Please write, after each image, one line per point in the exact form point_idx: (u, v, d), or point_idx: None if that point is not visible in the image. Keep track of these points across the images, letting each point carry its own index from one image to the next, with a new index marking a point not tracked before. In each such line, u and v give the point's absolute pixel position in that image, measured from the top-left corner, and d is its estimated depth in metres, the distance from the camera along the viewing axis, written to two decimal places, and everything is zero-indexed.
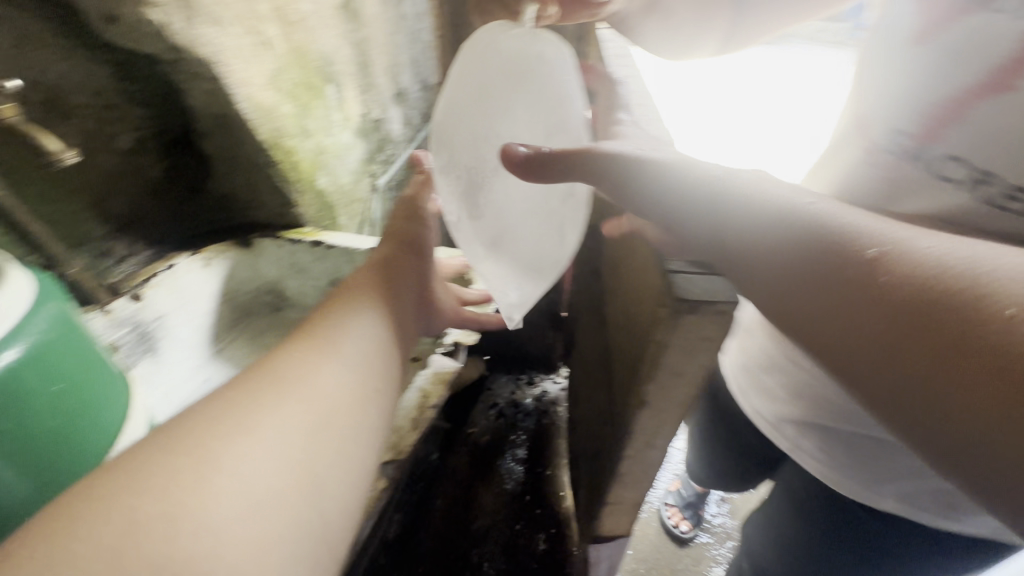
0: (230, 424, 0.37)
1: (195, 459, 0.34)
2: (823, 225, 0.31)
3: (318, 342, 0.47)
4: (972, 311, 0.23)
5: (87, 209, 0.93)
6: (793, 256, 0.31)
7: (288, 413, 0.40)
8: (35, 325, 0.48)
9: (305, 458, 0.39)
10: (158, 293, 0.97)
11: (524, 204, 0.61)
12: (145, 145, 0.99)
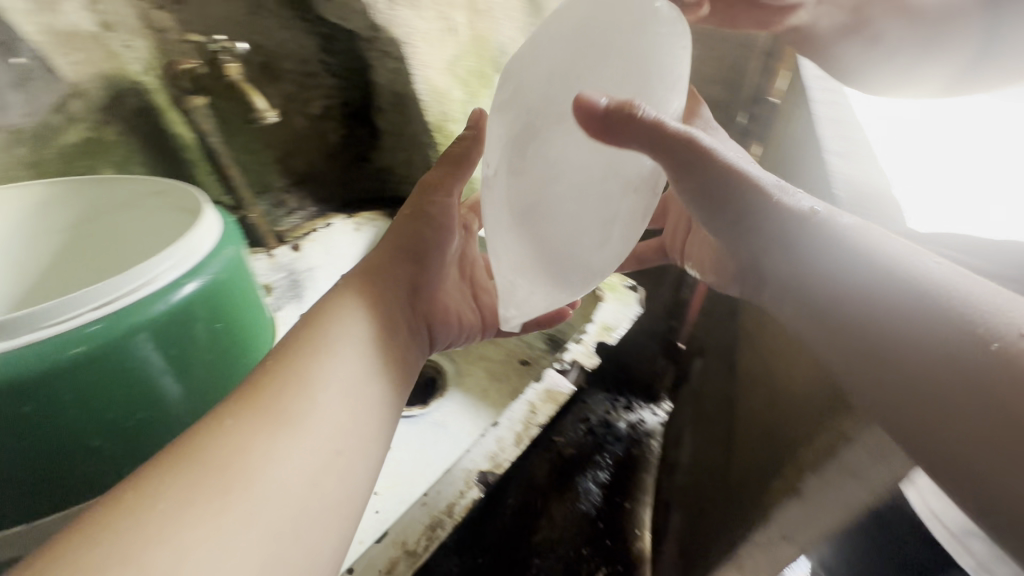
0: (181, 480, 0.33)
1: (138, 529, 0.30)
2: (906, 284, 0.32)
3: (295, 359, 0.42)
4: (976, 348, 0.29)
5: (273, 160, 1.04)
6: (903, 322, 0.32)
7: (250, 449, 0.35)
8: (210, 267, 0.52)
9: (280, 498, 0.34)
10: (313, 247, 1.06)
11: (570, 187, 0.45)
12: (331, 112, 1.08)
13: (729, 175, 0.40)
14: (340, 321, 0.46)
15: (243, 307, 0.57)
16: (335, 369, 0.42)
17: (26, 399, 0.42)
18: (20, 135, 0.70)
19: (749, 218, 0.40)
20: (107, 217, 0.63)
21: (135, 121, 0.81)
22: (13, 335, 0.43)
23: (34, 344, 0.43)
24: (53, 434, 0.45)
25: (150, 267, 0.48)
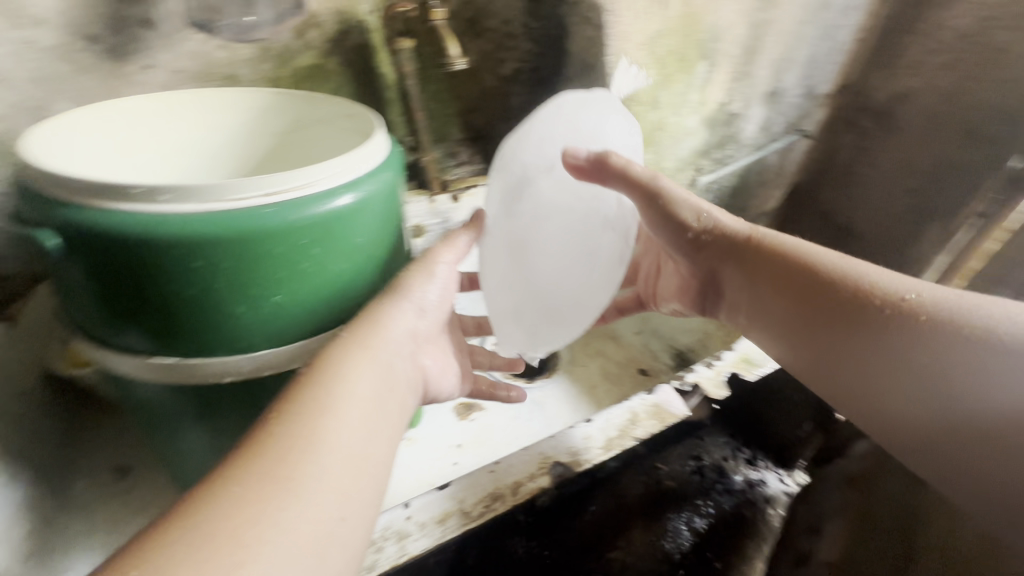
0: (233, 483, 0.37)
1: (205, 526, 0.35)
2: (887, 306, 0.58)
3: (325, 369, 0.47)
4: (914, 313, 0.57)
5: (456, 113, 1.10)
6: (887, 335, 0.58)
7: (292, 446, 0.40)
8: (369, 180, 0.52)
9: (324, 489, 0.39)
10: (470, 202, 1.11)
11: (555, 246, 0.68)
12: (519, 75, 1.11)
13: (755, 248, 0.69)
14: (364, 338, 0.51)
15: (373, 238, 0.54)
16: (362, 378, 0.48)
17: (196, 259, 0.44)
18: (268, 53, 0.84)
19: (742, 261, 0.70)
20: (306, 129, 0.71)
21: (353, 56, 0.91)
22: (198, 200, 0.44)
23: (213, 212, 0.44)
24: (209, 302, 0.46)
25: (320, 168, 0.48)
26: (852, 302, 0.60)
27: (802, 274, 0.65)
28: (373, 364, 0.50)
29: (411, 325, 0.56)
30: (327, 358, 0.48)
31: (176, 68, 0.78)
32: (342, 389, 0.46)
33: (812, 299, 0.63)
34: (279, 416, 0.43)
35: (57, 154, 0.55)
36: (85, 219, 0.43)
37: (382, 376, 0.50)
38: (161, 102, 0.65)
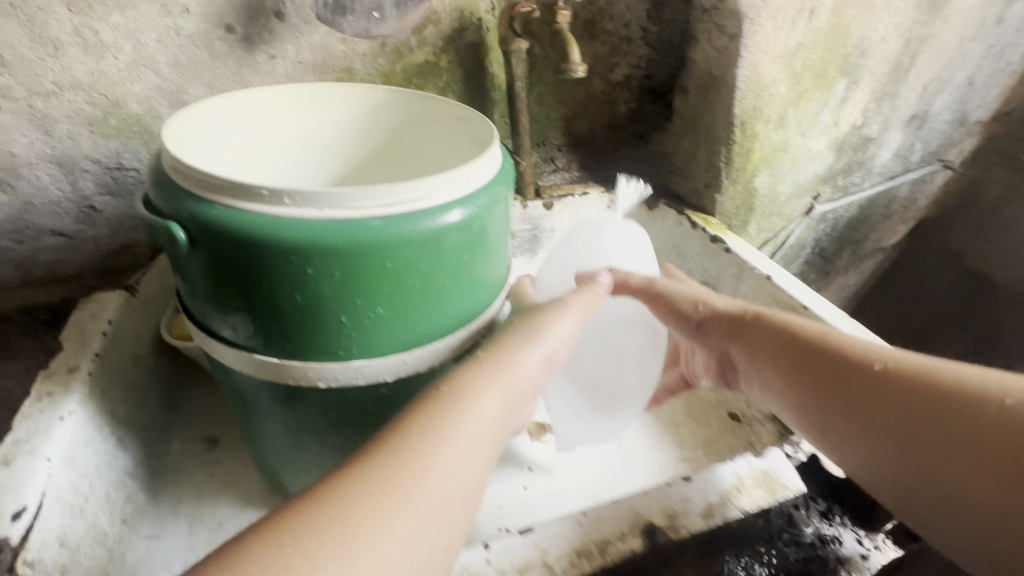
0: (323, 508, 0.36)
1: (290, 548, 0.34)
2: (857, 368, 0.52)
3: (438, 399, 0.44)
4: (889, 374, 0.50)
5: (558, 117, 1.06)
6: (876, 404, 0.50)
7: (394, 479, 0.38)
8: (480, 196, 0.50)
9: (411, 531, 0.37)
10: (563, 211, 1.07)
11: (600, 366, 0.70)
12: (630, 82, 1.05)
13: (757, 322, 0.62)
14: (492, 370, 0.48)
15: (476, 260, 0.51)
16: (480, 412, 0.45)
17: (307, 265, 0.43)
18: (385, 47, 0.83)
19: (741, 336, 0.63)
20: (415, 128, 0.70)
21: (465, 54, 0.89)
22: (317, 206, 0.43)
23: (330, 218, 0.43)
24: (314, 308, 0.45)
25: (436, 181, 0.47)
26: (870, 378, 0.51)
27: (808, 348, 0.57)
28: (491, 400, 0.46)
29: (539, 361, 0.52)
30: (449, 389, 0.46)
31: (299, 59, 0.79)
32: (456, 423, 0.43)
33: (822, 378, 0.54)
34: (388, 442, 0.41)
35: (184, 146, 0.55)
36: (210, 217, 0.43)
37: (496, 414, 0.46)
38: (283, 95, 0.64)
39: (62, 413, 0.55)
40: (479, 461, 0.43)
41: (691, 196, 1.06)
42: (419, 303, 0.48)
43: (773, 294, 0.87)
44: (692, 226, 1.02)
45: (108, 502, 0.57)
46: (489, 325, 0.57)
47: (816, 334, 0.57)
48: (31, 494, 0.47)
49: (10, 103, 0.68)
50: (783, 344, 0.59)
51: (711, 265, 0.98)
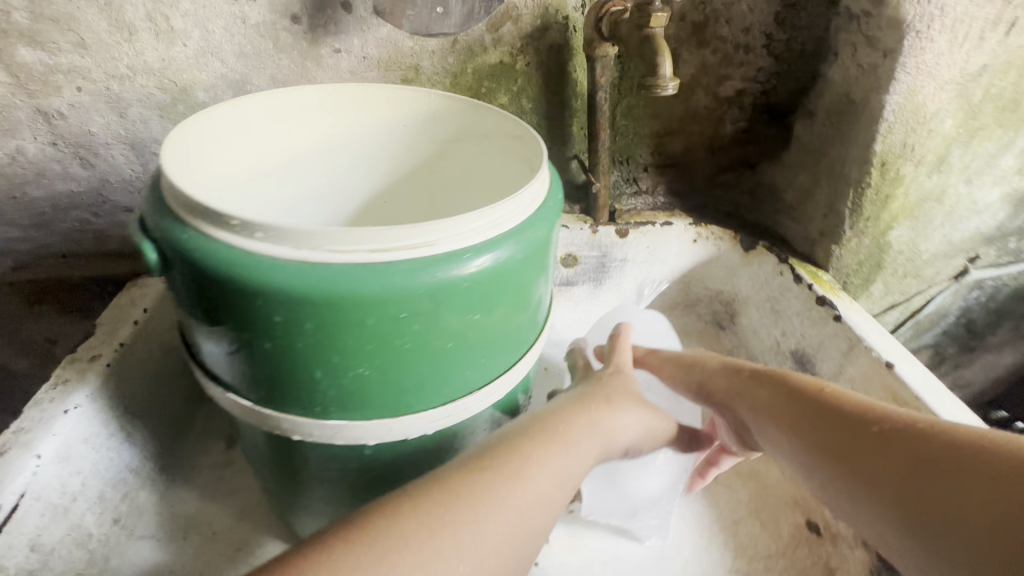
0: (462, 496, 0.45)
1: (436, 518, 0.43)
2: (860, 423, 0.50)
3: (553, 434, 0.52)
4: (890, 426, 0.48)
5: (649, 134, 0.92)
6: (874, 457, 0.47)
7: (512, 489, 0.47)
8: (505, 243, 0.41)
9: (519, 538, 0.45)
10: (638, 240, 0.93)
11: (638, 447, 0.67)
12: (743, 98, 0.88)
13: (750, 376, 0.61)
14: (582, 415, 0.56)
15: (483, 316, 0.42)
16: (570, 451, 0.52)
17: (276, 312, 0.38)
18: (456, 45, 0.76)
19: (746, 395, 0.60)
20: (467, 141, 0.61)
21: (546, 57, 0.79)
22: (294, 245, 0.37)
23: (305, 263, 0.37)
24: (285, 358, 0.40)
25: (443, 224, 0.39)
26: (847, 420, 0.51)
27: (794, 397, 0.56)
28: (589, 447, 0.54)
29: (628, 426, 0.59)
30: (558, 425, 0.54)
31: (363, 54, 0.74)
32: (561, 456, 0.51)
33: (808, 426, 0.53)
34: (511, 455, 0.49)
35: (199, 143, 0.51)
36: (183, 241, 0.39)
37: (586, 441, 0.54)
38: (327, 94, 0.58)
39: (68, 405, 0.54)
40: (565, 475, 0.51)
41: (800, 243, 0.88)
42: (403, 360, 0.40)
43: (894, 392, 0.67)
44: (795, 280, 0.84)
45: (100, 501, 0.56)
46: (505, 389, 0.48)
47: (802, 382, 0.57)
48: (9, 494, 0.47)
49: (89, 84, 0.70)
50: (783, 403, 0.56)
51: (813, 332, 0.80)
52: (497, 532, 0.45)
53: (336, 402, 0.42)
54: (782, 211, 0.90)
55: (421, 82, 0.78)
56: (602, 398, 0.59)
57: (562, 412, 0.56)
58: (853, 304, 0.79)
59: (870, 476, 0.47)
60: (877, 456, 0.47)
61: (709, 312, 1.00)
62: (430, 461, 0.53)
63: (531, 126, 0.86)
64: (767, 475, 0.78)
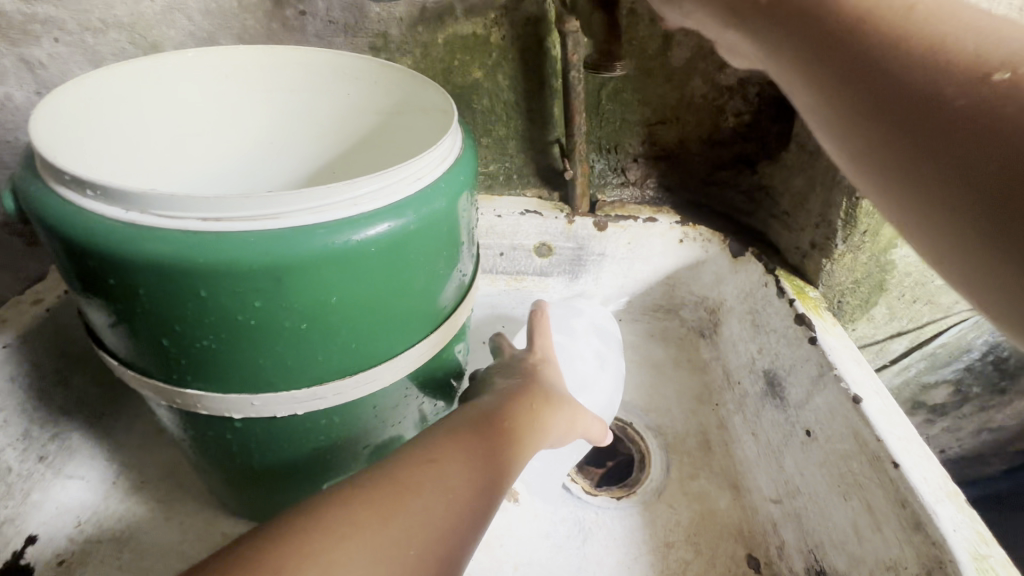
0: (411, 491, 0.41)
1: (382, 515, 0.39)
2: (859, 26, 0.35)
3: (493, 426, 0.50)
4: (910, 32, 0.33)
5: (638, 121, 0.85)
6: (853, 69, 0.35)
7: (463, 480, 0.44)
8: (364, 224, 0.39)
9: (467, 526, 0.42)
10: (619, 234, 0.86)
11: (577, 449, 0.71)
12: (746, 87, 0.79)
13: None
14: (515, 399, 0.54)
15: (346, 295, 0.40)
16: (506, 434, 0.50)
17: (110, 275, 0.36)
18: (426, 13, 0.73)
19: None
20: (408, 115, 0.54)
21: (522, 30, 0.75)
22: (126, 207, 0.36)
23: (134, 227, 0.35)
24: (131, 322, 0.39)
25: (289, 198, 0.37)
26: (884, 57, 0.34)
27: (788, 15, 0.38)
28: (529, 448, 0.52)
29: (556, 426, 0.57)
30: (503, 419, 0.51)
31: (330, 18, 0.72)
32: (507, 453, 0.49)
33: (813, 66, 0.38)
34: (461, 448, 0.46)
35: (107, 99, 0.48)
36: (32, 194, 0.38)
37: (521, 423, 0.52)
38: (261, 55, 0.53)
39: None
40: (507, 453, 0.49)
41: (790, 253, 0.80)
42: (253, 334, 0.39)
43: (857, 431, 0.59)
44: (778, 294, 0.75)
45: (21, 439, 0.59)
46: (381, 377, 0.46)
47: None
48: None
49: (66, 36, 0.70)
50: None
51: (786, 352, 0.72)
52: (441, 512, 0.41)
53: (192, 371, 0.41)
54: (776, 216, 0.83)
55: (389, 51, 0.75)
56: (541, 397, 0.57)
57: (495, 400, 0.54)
58: (836, 326, 0.71)
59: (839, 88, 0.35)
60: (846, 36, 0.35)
61: (693, 319, 0.91)
62: (318, 450, 0.50)
63: (507, 105, 0.81)
64: (716, 500, 0.72)
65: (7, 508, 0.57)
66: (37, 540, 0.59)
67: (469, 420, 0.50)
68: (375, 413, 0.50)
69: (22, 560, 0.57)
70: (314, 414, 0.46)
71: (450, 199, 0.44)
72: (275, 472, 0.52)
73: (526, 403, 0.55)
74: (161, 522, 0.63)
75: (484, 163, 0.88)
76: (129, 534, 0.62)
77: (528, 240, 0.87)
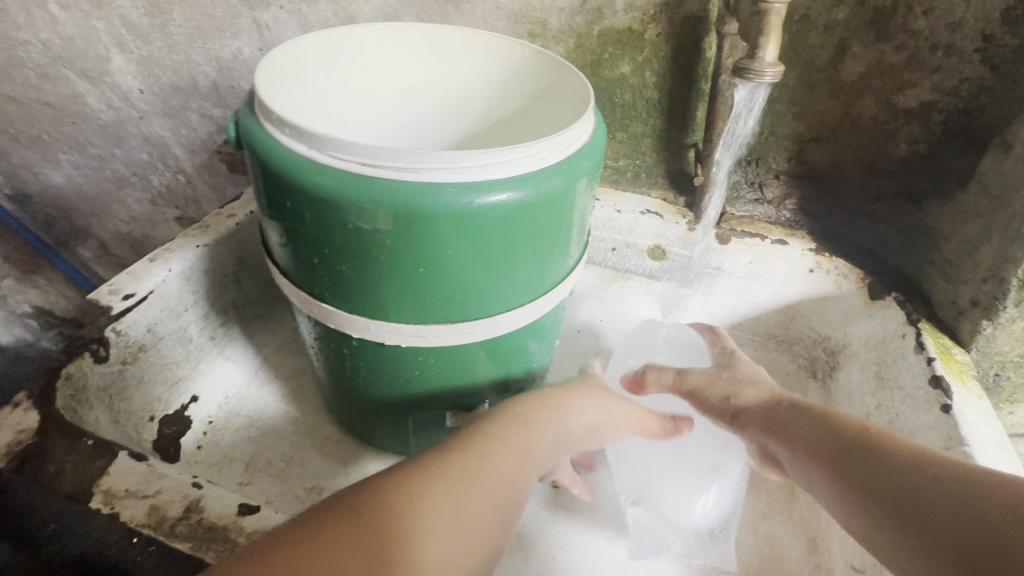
0: (432, 492, 0.39)
1: (404, 518, 0.37)
2: (844, 440, 0.48)
3: (520, 417, 0.49)
4: (905, 462, 0.43)
5: (789, 136, 0.79)
6: (799, 455, 0.51)
7: (481, 468, 0.43)
8: (489, 190, 0.43)
9: (495, 525, 0.42)
10: (741, 252, 0.81)
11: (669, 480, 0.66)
12: (929, 113, 0.70)
13: (788, 412, 0.56)
14: (550, 400, 0.53)
15: (458, 250, 0.45)
16: (535, 438, 0.48)
17: (288, 197, 0.45)
18: (586, 4, 0.75)
19: (773, 429, 0.55)
20: (549, 99, 0.57)
21: (679, 28, 0.75)
22: (307, 145, 0.44)
23: (312, 162, 0.44)
24: (294, 239, 0.48)
25: (430, 157, 0.42)
26: (882, 461, 0.44)
27: (839, 439, 0.49)
28: (554, 429, 0.51)
29: (591, 418, 0.56)
30: (522, 406, 0.50)
31: (497, 4, 0.78)
32: (526, 440, 0.48)
33: (825, 449, 0.49)
34: (489, 447, 0.45)
35: (310, 55, 0.56)
36: (248, 127, 0.48)
37: (551, 421, 0.51)
38: (436, 33, 0.60)
39: (198, 244, 0.72)
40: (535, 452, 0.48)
41: (943, 308, 0.71)
42: (376, 268, 0.46)
43: None
44: (916, 349, 0.67)
45: (203, 318, 0.75)
46: (475, 331, 0.51)
47: (849, 421, 0.51)
48: (143, 287, 0.66)
49: (288, 3, 0.85)
50: (824, 432, 0.51)
51: (909, 415, 0.64)
52: (479, 513, 0.40)
53: (328, 289, 0.50)
54: (934, 262, 0.73)
55: (546, 38, 0.79)
56: (577, 395, 0.56)
57: (525, 399, 0.52)
58: (982, 400, 0.62)
59: (871, 461, 0.45)
60: (857, 440, 0.47)
61: (807, 356, 0.83)
62: (412, 386, 0.57)
63: (649, 103, 0.81)
64: (787, 548, 0.68)
65: (184, 368, 0.73)
66: (198, 400, 0.74)
67: (499, 417, 0.48)
68: (464, 365, 0.56)
69: (186, 412, 0.73)
70: (413, 350, 0.53)
71: (569, 181, 0.47)
72: (374, 394, 0.60)
73: (553, 399, 0.53)
74: (282, 412, 0.77)
75: (614, 157, 0.88)
76: (258, 414, 0.76)
77: (643, 240, 0.84)
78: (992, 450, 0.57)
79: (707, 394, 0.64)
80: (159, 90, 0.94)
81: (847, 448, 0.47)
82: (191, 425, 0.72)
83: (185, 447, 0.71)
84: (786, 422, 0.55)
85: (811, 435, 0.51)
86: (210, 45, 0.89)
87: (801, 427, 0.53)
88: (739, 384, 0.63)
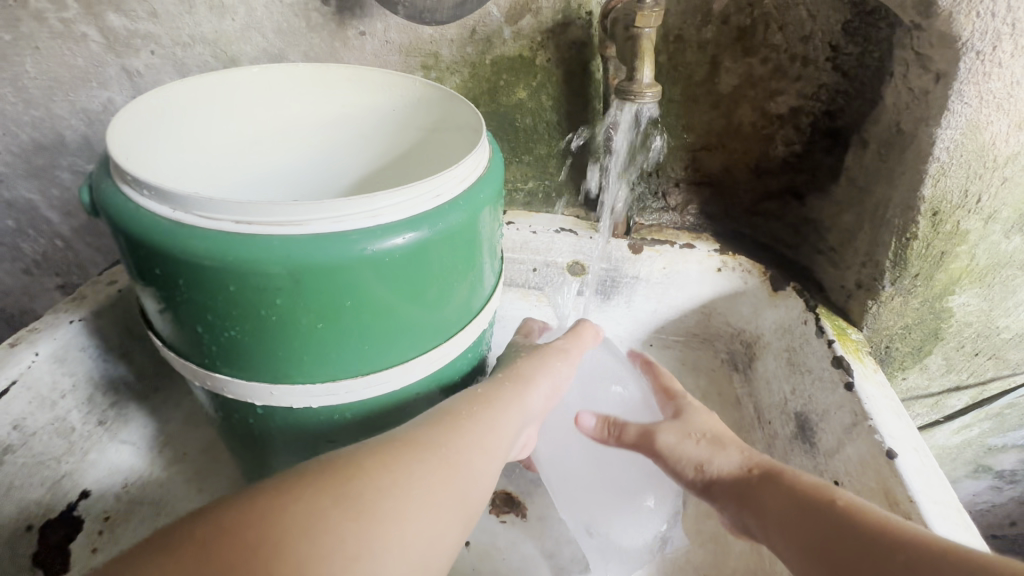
0: (393, 468, 0.41)
1: (365, 487, 0.39)
2: (821, 523, 0.46)
3: (482, 397, 0.51)
4: (877, 542, 0.42)
5: (682, 147, 0.84)
6: (780, 537, 0.49)
7: (445, 443, 0.45)
8: (383, 235, 0.41)
9: (456, 508, 0.42)
10: (654, 259, 0.83)
11: (609, 510, 0.63)
12: (799, 116, 0.76)
13: (762, 488, 0.53)
14: (513, 386, 0.54)
15: (358, 298, 0.43)
16: (496, 418, 0.49)
17: (157, 264, 0.41)
18: (475, 34, 0.76)
19: (749, 505, 0.53)
20: (444, 133, 0.56)
21: (567, 53, 0.77)
22: (173, 206, 0.40)
23: (179, 224, 0.40)
24: (173, 308, 0.44)
25: (312, 207, 0.40)
26: (866, 546, 0.42)
27: (816, 519, 0.47)
28: (519, 406, 0.52)
29: (547, 387, 0.57)
30: (486, 390, 0.52)
31: (386, 38, 0.77)
32: (491, 418, 0.49)
33: (804, 532, 0.47)
34: (450, 429, 0.46)
35: (175, 108, 0.52)
36: (104, 190, 0.43)
37: (514, 401, 0.52)
38: (318, 73, 0.57)
39: (72, 318, 0.64)
40: (496, 430, 0.49)
41: (835, 292, 0.76)
42: (270, 328, 0.42)
43: (886, 487, 0.56)
44: (817, 333, 0.72)
45: (87, 402, 0.66)
46: (390, 380, 0.49)
47: (820, 494, 0.49)
48: (3, 378, 0.57)
49: (161, 48, 0.78)
50: (803, 513, 0.48)
51: (820, 396, 0.69)
52: (438, 488, 0.42)
53: (219, 358, 0.45)
54: (821, 251, 0.79)
55: (439, 69, 0.79)
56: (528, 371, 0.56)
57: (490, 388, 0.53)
58: (878, 373, 0.67)
59: (846, 544, 0.44)
60: (835, 524, 0.46)
61: (727, 350, 0.87)
62: (331, 445, 0.53)
63: (550, 125, 0.83)
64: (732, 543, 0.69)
65: (67, 463, 0.64)
66: (89, 495, 0.65)
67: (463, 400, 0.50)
68: (388, 417, 0.52)
69: (75, 510, 0.63)
70: (326, 409, 0.49)
71: (470, 214, 0.46)
72: (292, 462, 0.55)
73: (513, 378, 0.55)
74: (194, 492, 0.69)
75: (524, 179, 0.89)
76: (164, 499, 0.68)
77: (561, 257, 0.85)
78: (891, 415, 0.61)
79: (676, 456, 0.59)
80: (18, 150, 0.84)
81: (826, 533, 0.45)
82: (82, 525, 0.63)
83: (78, 552, 0.61)
84: (765, 503, 0.52)
85: (790, 513, 0.49)
86: (75, 97, 0.81)
87: (779, 505, 0.51)
88: (706, 447, 0.59)
